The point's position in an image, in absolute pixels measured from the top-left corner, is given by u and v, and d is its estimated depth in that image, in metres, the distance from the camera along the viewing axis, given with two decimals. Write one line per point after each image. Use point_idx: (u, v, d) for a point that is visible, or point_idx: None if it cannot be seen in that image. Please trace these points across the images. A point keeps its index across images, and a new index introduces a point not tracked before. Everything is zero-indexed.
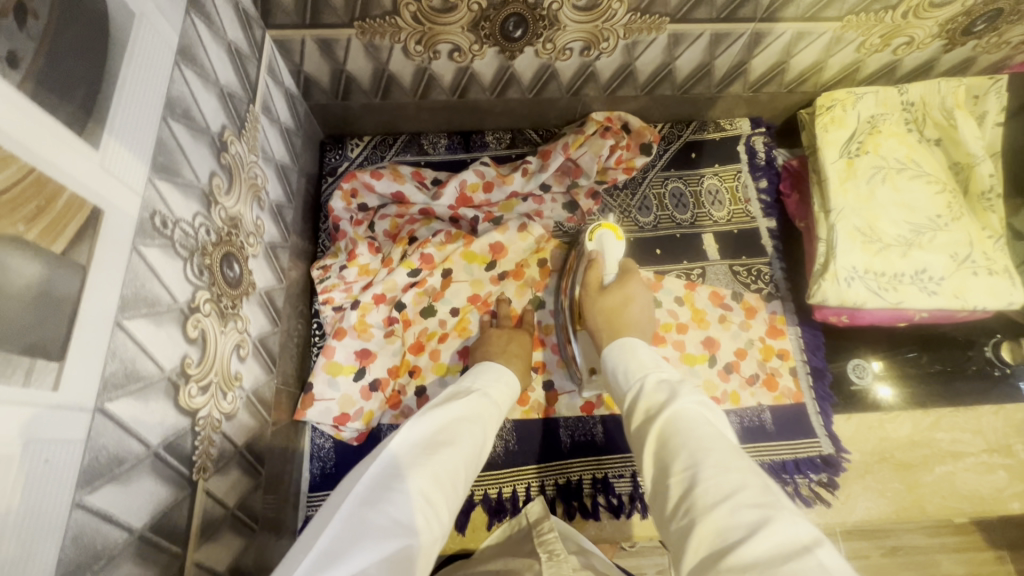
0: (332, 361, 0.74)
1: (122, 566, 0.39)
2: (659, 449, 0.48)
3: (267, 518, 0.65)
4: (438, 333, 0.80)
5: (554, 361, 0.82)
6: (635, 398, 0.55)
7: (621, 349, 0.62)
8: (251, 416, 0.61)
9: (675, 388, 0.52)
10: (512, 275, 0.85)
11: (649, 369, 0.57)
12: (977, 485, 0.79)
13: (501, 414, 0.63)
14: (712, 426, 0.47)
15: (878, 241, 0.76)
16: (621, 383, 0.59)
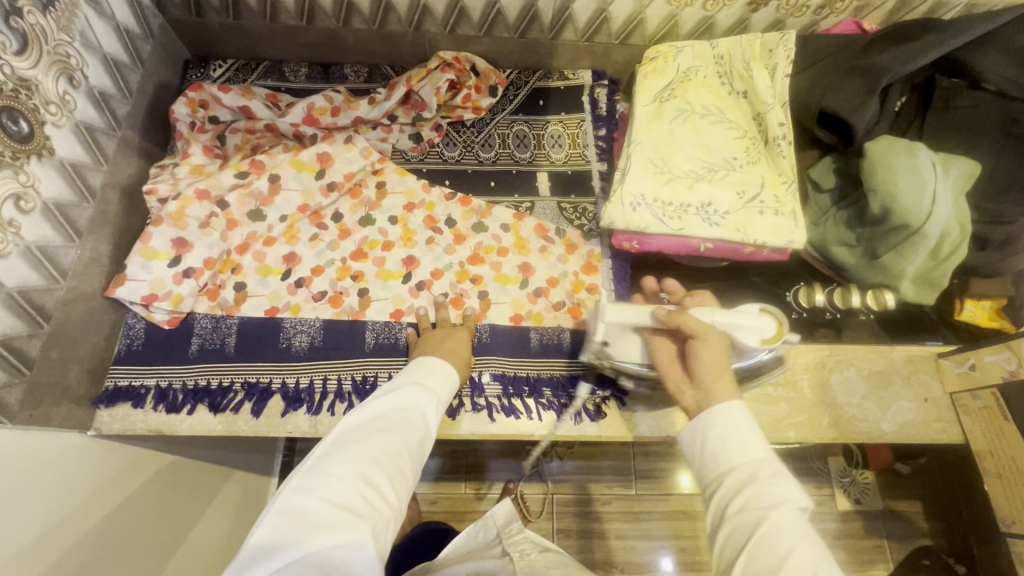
0: (148, 246, 0.79)
1: None
2: (751, 558, 0.48)
3: (50, 375, 0.69)
4: (264, 236, 0.86)
5: (374, 272, 0.87)
6: (727, 484, 0.53)
7: (721, 421, 0.57)
8: (33, 268, 0.66)
9: (779, 487, 0.51)
10: (349, 194, 0.91)
11: (752, 458, 0.54)
12: (758, 414, 0.84)
13: (446, 397, 0.67)
14: (806, 529, 0.48)
15: (668, 173, 0.82)
16: (709, 462, 0.56)
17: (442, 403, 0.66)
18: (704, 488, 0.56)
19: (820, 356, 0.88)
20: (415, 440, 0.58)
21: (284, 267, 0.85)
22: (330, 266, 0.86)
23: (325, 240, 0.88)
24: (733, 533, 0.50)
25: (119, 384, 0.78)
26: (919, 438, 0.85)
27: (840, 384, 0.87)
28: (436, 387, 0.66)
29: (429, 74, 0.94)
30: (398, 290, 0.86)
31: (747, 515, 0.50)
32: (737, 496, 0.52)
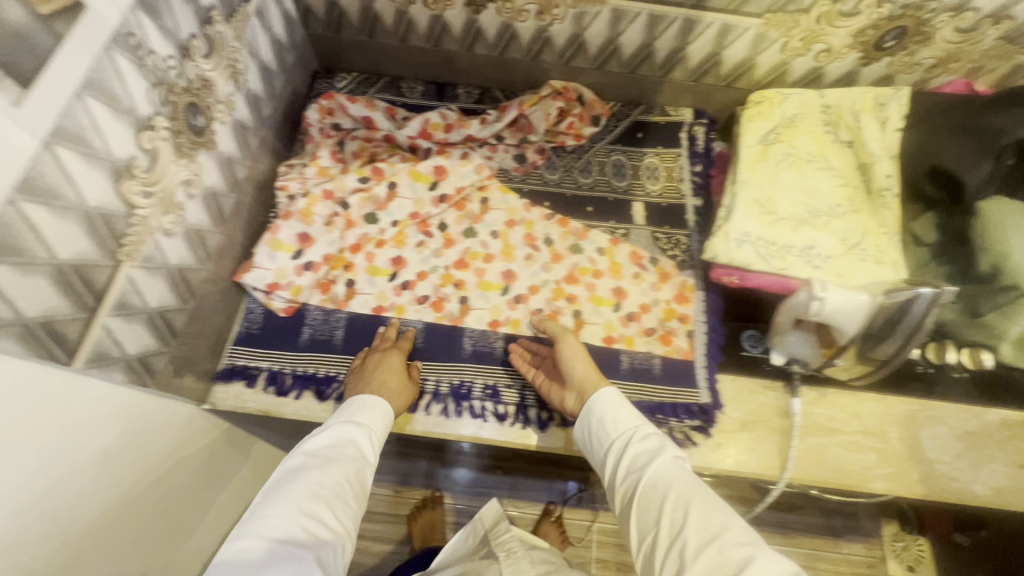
0: (275, 237, 0.85)
1: (39, 277, 0.49)
2: (638, 508, 0.58)
3: (187, 348, 0.75)
4: (374, 238, 0.91)
5: (475, 282, 0.90)
6: (612, 459, 0.66)
7: (605, 400, 0.70)
8: (189, 249, 0.71)
9: (652, 439, 0.65)
10: (454, 206, 0.96)
11: (631, 426, 0.67)
12: (846, 461, 0.84)
13: (380, 428, 0.69)
14: (685, 473, 0.59)
15: (774, 214, 0.84)
16: (601, 439, 0.69)
17: (380, 437, 0.69)
18: (599, 462, 0.69)
19: (910, 409, 0.88)
20: (358, 461, 0.64)
21: (391, 268, 0.90)
22: (434, 272, 0.91)
23: (430, 247, 0.92)
24: (627, 488, 0.62)
25: (235, 363, 0.83)
26: (1012, 506, 0.83)
27: (931, 440, 0.86)
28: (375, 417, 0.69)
29: (540, 100, 0.99)
30: (496, 301, 0.89)
31: (631, 475, 0.62)
32: (623, 462, 0.64)
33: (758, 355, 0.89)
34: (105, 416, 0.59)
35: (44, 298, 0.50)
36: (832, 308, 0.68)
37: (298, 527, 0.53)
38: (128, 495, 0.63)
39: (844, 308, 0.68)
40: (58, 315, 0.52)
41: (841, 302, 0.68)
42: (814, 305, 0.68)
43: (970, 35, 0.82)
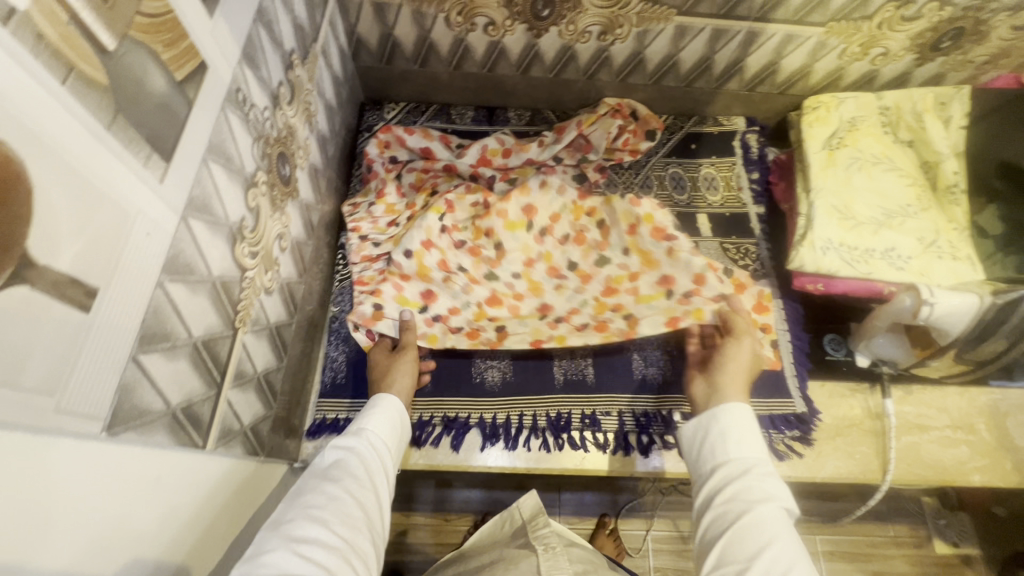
0: (402, 295, 0.83)
1: (180, 358, 0.46)
2: (728, 539, 0.55)
3: (283, 405, 0.72)
4: (507, 292, 0.88)
5: (631, 304, 0.85)
6: (722, 473, 0.61)
7: (733, 421, 0.64)
8: (282, 304, 0.68)
9: (768, 483, 0.59)
10: (575, 240, 0.91)
11: (750, 459, 0.62)
12: (941, 457, 0.85)
13: (393, 442, 0.64)
14: (788, 527, 0.55)
15: (852, 219, 0.84)
16: (705, 459, 0.64)
17: (392, 453, 0.64)
18: (697, 480, 0.64)
19: (992, 399, 0.89)
20: (372, 471, 0.58)
21: (511, 314, 0.86)
22: (467, 307, 0.86)
23: (510, 280, 0.88)
24: (722, 513, 0.58)
25: (324, 416, 0.79)
26: None
27: (1017, 428, 0.87)
28: (384, 423, 0.64)
29: (598, 119, 0.98)
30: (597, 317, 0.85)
31: (732, 505, 0.58)
32: (732, 483, 0.60)
33: (841, 359, 0.89)
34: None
35: (185, 380, 0.47)
36: (941, 313, 0.69)
37: (305, 547, 0.46)
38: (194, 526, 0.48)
39: (953, 312, 0.69)
40: (195, 396, 0.48)
41: (953, 307, 0.69)
42: (926, 311, 0.69)
43: None
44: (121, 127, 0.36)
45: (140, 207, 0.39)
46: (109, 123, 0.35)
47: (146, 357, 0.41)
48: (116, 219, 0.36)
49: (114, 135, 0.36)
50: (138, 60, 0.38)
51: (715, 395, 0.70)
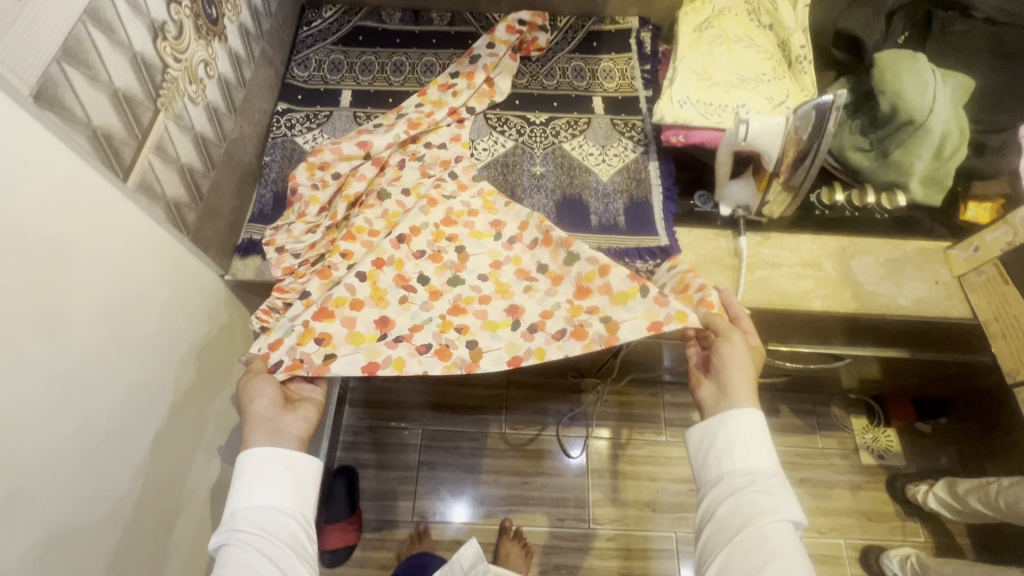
0: (355, 332, 0.83)
1: (102, 94, 0.61)
2: (730, 550, 0.68)
3: (212, 210, 0.86)
4: (473, 296, 0.88)
5: (606, 303, 0.83)
6: (727, 484, 0.73)
7: (740, 426, 0.75)
8: (208, 122, 0.83)
9: (771, 493, 0.71)
10: (544, 242, 0.91)
11: (754, 469, 0.73)
12: (789, 286, 0.97)
13: (290, 496, 0.71)
14: (783, 532, 0.67)
15: (709, 81, 0.98)
16: (707, 460, 0.77)
17: (296, 499, 0.72)
18: (707, 478, 0.77)
19: (841, 244, 1.02)
20: (261, 549, 0.65)
21: (482, 327, 0.85)
22: (430, 321, 0.85)
23: (416, 301, 0.87)
24: (726, 522, 0.70)
25: (252, 238, 0.94)
26: (931, 313, 0.97)
27: (861, 266, 1.00)
28: (280, 489, 0.71)
29: (500, 63, 1.11)
30: (508, 337, 0.84)
31: (733, 519, 0.70)
32: (736, 495, 0.71)
33: (708, 211, 1.02)
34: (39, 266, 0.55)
35: (107, 114, 0.62)
36: (755, 131, 0.84)
37: None
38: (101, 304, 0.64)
39: (764, 132, 0.84)
40: (116, 134, 0.63)
41: (765, 124, 0.83)
42: (742, 133, 0.85)
43: None
44: None
45: None
46: None
47: (67, 66, 0.55)
48: None
49: None
50: None
51: (725, 398, 0.79)
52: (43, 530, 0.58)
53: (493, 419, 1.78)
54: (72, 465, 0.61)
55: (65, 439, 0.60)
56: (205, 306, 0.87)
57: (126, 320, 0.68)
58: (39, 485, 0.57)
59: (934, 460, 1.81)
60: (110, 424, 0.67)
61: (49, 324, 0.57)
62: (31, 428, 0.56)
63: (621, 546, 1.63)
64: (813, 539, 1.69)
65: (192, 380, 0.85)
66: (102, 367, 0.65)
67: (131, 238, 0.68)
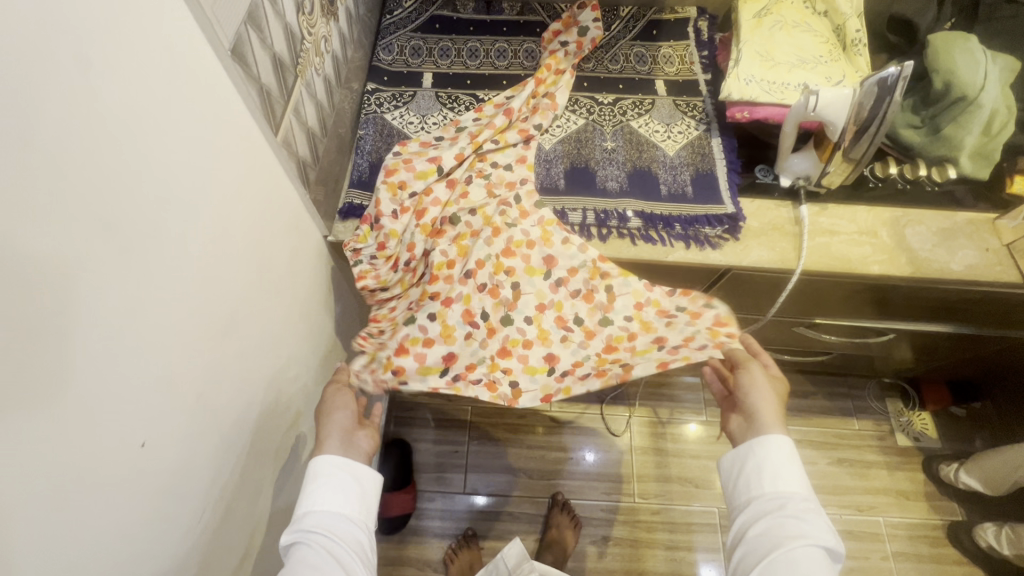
0: (424, 364, 0.93)
1: (266, 57, 0.69)
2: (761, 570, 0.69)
3: (321, 175, 0.94)
4: (519, 340, 0.96)
5: (629, 357, 0.94)
6: (759, 509, 0.77)
7: (768, 449, 0.79)
8: (325, 93, 0.91)
9: (802, 516, 0.73)
10: (585, 296, 0.99)
11: (784, 493, 0.76)
12: (847, 252, 1.04)
13: (353, 502, 0.75)
14: (816, 556, 0.69)
15: (772, 61, 1.06)
16: (740, 486, 0.80)
17: (359, 507, 0.76)
18: (739, 504, 0.80)
19: (895, 215, 1.08)
20: (328, 553, 0.69)
21: (523, 368, 0.95)
22: (483, 362, 0.94)
23: (477, 339, 0.95)
24: (756, 544, 0.73)
25: (352, 203, 1.02)
26: (983, 278, 1.03)
27: (914, 235, 1.06)
28: (347, 498, 0.75)
29: (555, 81, 1.15)
30: (544, 380, 0.95)
31: (764, 540, 0.72)
32: (768, 519, 0.74)
33: (769, 182, 1.10)
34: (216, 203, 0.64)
35: (269, 77, 0.70)
36: (823, 102, 0.91)
37: None
38: (244, 244, 0.72)
39: (831, 103, 0.91)
40: (271, 94, 0.72)
41: (830, 95, 0.91)
42: (809, 104, 0.93)
43: None
44: None
45: None
46: None
47: (249, 29, 0.64)
48: None
49: None
50: None
51: (752, 426, 0.84)
52: (201, 437, 0.66)
53: (538, 397, 1.85)
54: (223, 381, 0.69)
55: (220, 361, 0.68)
56: (310, 260, 0.96)
57: (258, 266, 0.77)
58: (207, 390, 0.66)
59: (968, 443, 1.85)
60: (244, 352, 0.75)
61: (217, 256, 0.65)
62: (206, 339, 0.64)
63: (665, 520, 1.68)
64: (851, 515, 1.73)
65: (292, 331, 0.92)
66: (242, 303, 0.73)
67: (269, 189, 0.76)
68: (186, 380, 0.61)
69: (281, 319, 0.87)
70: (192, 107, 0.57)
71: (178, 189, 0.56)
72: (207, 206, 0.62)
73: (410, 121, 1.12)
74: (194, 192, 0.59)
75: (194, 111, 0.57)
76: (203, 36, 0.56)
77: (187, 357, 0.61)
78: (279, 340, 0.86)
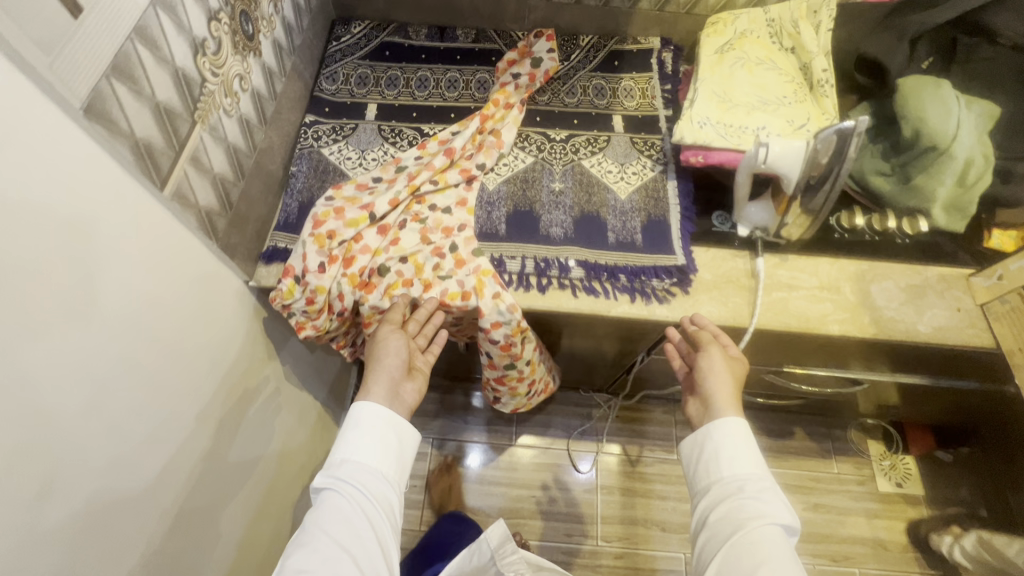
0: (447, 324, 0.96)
1: (145, 106, 0.64)
2: (727, 552, 0.68)
3: (239, 221, 0.89)
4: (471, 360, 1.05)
5: (511, 394, 1.12)
6: (716, 493, 0.75)
7: (726, 432, 0.77)
8: (241, 134, 0.86)
9: (759, 497, 0.72)
10: (505, 344, 0.97)
11: (742, 474, 0.74)
12: (806, 309, 0.97)
13: (391, 453, 0.76)
14: (779, 541, 0.67)
15: (730, 103, 0.99)
16: (701, 468, 0.78)
17: (397, 460, 0.77)
18: (700, 486, 0.78)
19: (860, 269, 1.01)
20: (362, 509, 0.71)
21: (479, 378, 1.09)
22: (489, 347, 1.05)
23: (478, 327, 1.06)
24: (720, 529, 0.71)
25: (277, 246, 0.96)
26: (952, 341, 0.95)
27: (880, 292, 0.99)
28: (385, 454, 0.76)
29: (504, 117, 1.09)
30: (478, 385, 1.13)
31: (726, 522, 0.71)
32: (726, 504, 0.73)
33: (726, 230, 1.03)
34: (94, 278, 0.58)
35: (150, 126, 0.65)
36: (775, 155, 0.83)
37: None
38: (140, 312, 0.66)
39: (784, 155, 0.83)
40: (157, 144, 0.66)
41: (783, 147, 0.83)
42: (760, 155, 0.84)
43: None
44: None
45: None
46: None
47: (115, 82, 0.58)
48: None
49: None
50: None
51: (709, 412, 0.81)
52: (88, 531, 0.59)
53: (503, 429, 1.79)
54: (115, 462, 0.63)
55: (108, 444, 0.62)
56: (232, 312, 0.88)
57: (162, 330, 0.71)
58: (77, 477, 0.58)
59: (954, 490, 1.77)
60: (147, 427, 0.69)
61: (98, 334, 0.59)
62: (77, 425, 0.57)
63: (628, 565, 1.61)
64: (825, 566, 1.65)
65: (218, 391, 0.86)
66: (140, 375, 0.67)
67: (169, 247, 0.71)
68: (51, 480, 0.55)
69: (202, 379, 0.81)
70: (42, 181, 0.50)
71: (26, 272, 0.50)
72: (74, 284, 0.55)
73: (348, 156, 1.06)
74: (54, 274, 0.53)
75: (45, 185, 0.51)
76: (48, 99, 0.50)
77: (42, 447, 0.53)
78: (195, 405, 0.79)
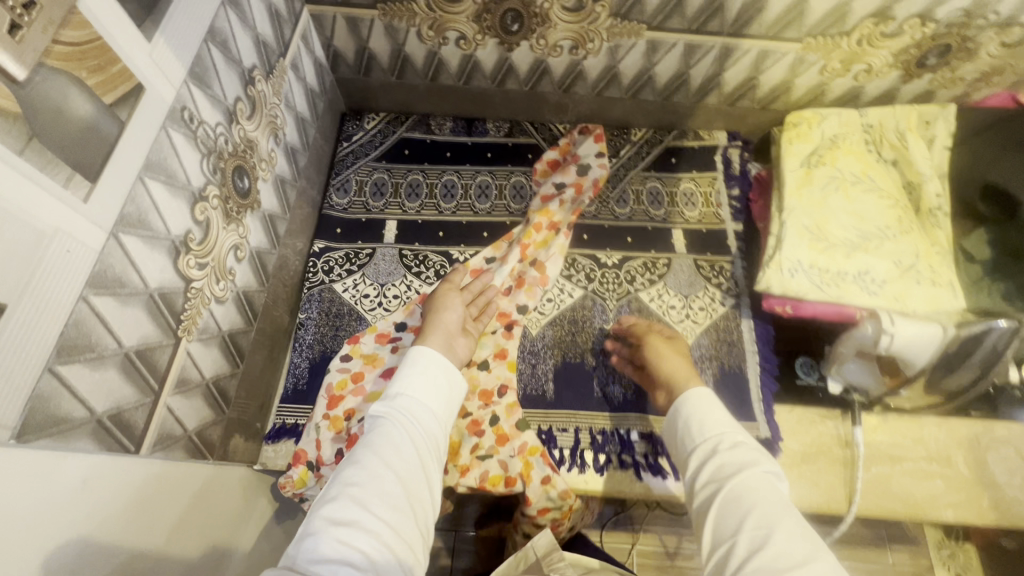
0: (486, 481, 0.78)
1: (108, 368, 0.48)
2: (716, 516, 0.49)
3: (238, 409, 0.74)
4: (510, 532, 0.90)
5: None
6: (695, 460, 0.56)
7: (697, 398, 0.61)
8: (238, 312, 0.71)
9: (741, 451, 0.54)
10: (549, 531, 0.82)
11: (723, 427, 0.57)
12: (913, 490, 0.81)
13: (438, 401, 0.59)
14: (776, 490, 0.49)
15: (825, 241, 0.82)
16: (678, 444, 0.59)
17: (445, 418, 0.59)
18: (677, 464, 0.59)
19: (974, 431, 0.85)
20: (407, 432, 0.54)
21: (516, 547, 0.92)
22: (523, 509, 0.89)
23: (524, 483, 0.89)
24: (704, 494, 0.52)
25: (284, 422, 0.81)
26: None
27: (999, 463, 0.83)
28: (434, 392, 0.59)
29: (545, 241, 0.93)
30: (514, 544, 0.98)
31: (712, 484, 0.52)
32: (706, 466, 0.54)
33: (812, 383, 0.87)
34: None
35: (114, 387, 0.49)
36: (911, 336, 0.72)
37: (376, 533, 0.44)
38: None
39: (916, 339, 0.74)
40: (127, 402, 0.51)
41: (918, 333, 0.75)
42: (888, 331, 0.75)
43: (1014, 50, 0.82)
44: (36, 151, 0.39)
45: (58, 225, 0.40)
46: (22, 147, 0.38)
47: (63, 368, 0.43)
48: (25, 234, 0.38)
49: (26, 159, 0.38)
50: (58, 85, 0.40)
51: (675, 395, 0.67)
52: None
53: None
54: None
55: None
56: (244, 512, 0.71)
57: None
58: None
59: None
60: None
61: None
62: None
63: None
64: None
65: None
66: None
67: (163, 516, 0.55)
68: None
69: None
70: None
71: None
72: None
73: (365, 294, 0.90)
74: None
75: None
76: None
77: None
78: None
